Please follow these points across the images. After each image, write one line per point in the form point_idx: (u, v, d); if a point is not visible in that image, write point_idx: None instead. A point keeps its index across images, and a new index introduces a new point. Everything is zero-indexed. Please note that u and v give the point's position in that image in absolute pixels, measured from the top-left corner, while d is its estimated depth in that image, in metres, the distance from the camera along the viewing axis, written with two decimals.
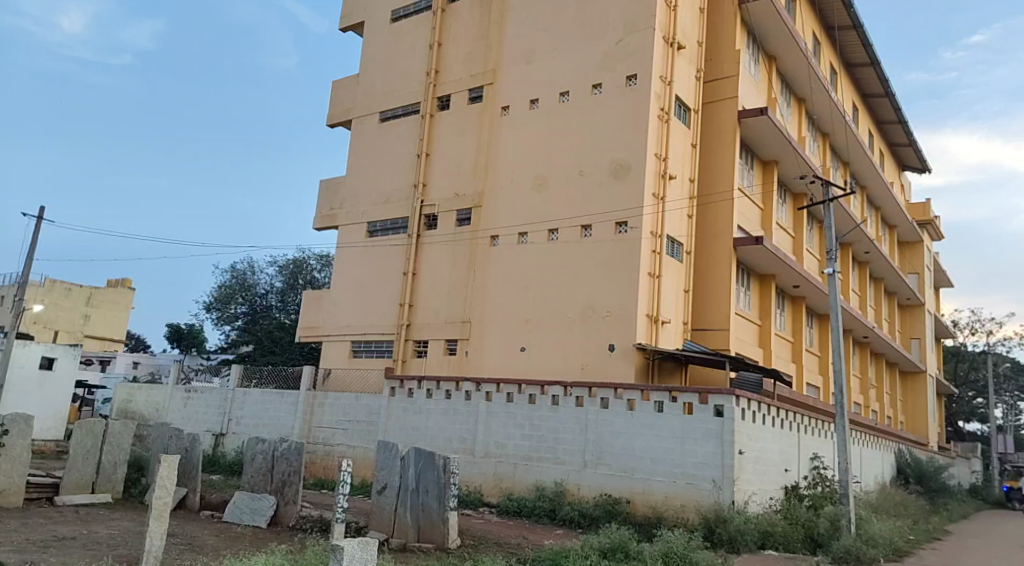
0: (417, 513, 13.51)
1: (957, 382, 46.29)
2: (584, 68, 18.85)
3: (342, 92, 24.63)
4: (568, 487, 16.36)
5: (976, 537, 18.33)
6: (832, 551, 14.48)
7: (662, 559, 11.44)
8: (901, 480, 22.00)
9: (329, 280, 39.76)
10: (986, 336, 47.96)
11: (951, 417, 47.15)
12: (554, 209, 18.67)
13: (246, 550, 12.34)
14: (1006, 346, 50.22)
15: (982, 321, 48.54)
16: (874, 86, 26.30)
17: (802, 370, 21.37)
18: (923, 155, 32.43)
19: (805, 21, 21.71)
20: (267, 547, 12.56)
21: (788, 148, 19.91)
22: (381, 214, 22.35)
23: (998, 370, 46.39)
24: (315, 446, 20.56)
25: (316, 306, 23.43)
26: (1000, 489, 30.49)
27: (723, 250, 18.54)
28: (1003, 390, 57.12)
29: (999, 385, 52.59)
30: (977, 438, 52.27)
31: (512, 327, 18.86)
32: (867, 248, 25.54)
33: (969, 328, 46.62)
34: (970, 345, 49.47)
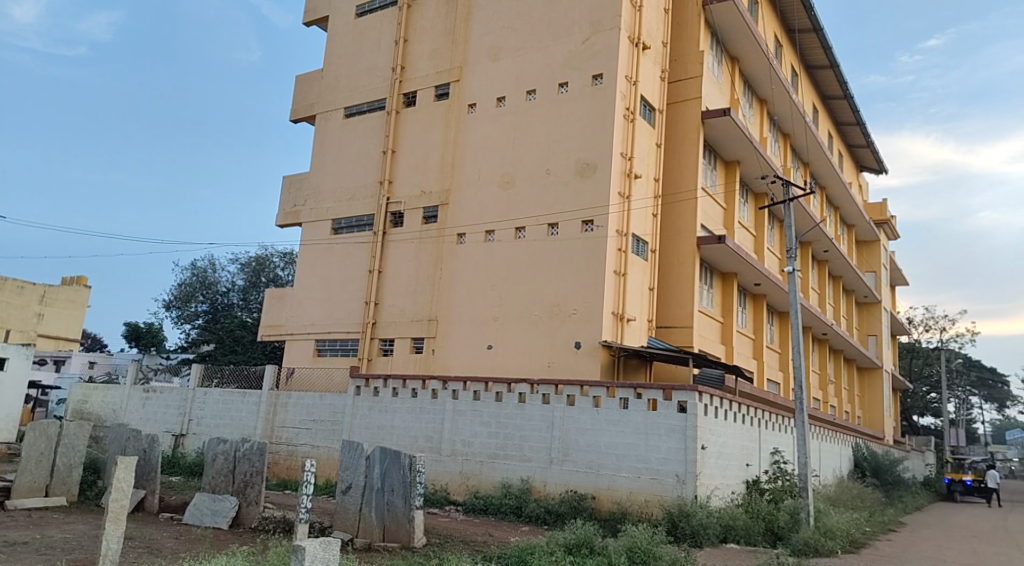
0: (383, 513, 13.43)
1: (911, 378, 47.49)
2: (550, 67, 18.91)
3: (306, 87, 24.34)
4: (534, 485, 16.43)
5: (929, 529, 18.85)
6: (792, 544, 14.81)
7: (626, 554, 11.55)
8: (858, 474, 22.54)
9: (292, 278, 39.21)
10: (939, 333, 49.30)
11: (906, 413, 48.38)
12: (520, 207, 18.71)
13: (207, 552, 12.15)
14: (958, 343, 51.67)
15: (936, 318, 49.87)
16: (833, 87, 26.87)
17: (763, 366, 21.74)
18: (880, 156, 33.22)
19: (767, 24, 22.07)
20: (228, 549, 12.39)
21: (750, 148, 20.23)
22: (346, 211, 22.16)
23: (951, 366, 47.73)
24: (278, 445, 20.32)
25: (279, 304, 23.13)
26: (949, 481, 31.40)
27: (687, 249, 18.77)
28: (955, 386, 58.73)
29: (951, 381, 54.14)
30: (930, 432, 53.72)
31: (479, 325, 18.85)
32: (826, 247, 26.07)
33: (923, 325, 47.86)
34: (925, 341, 50.83)
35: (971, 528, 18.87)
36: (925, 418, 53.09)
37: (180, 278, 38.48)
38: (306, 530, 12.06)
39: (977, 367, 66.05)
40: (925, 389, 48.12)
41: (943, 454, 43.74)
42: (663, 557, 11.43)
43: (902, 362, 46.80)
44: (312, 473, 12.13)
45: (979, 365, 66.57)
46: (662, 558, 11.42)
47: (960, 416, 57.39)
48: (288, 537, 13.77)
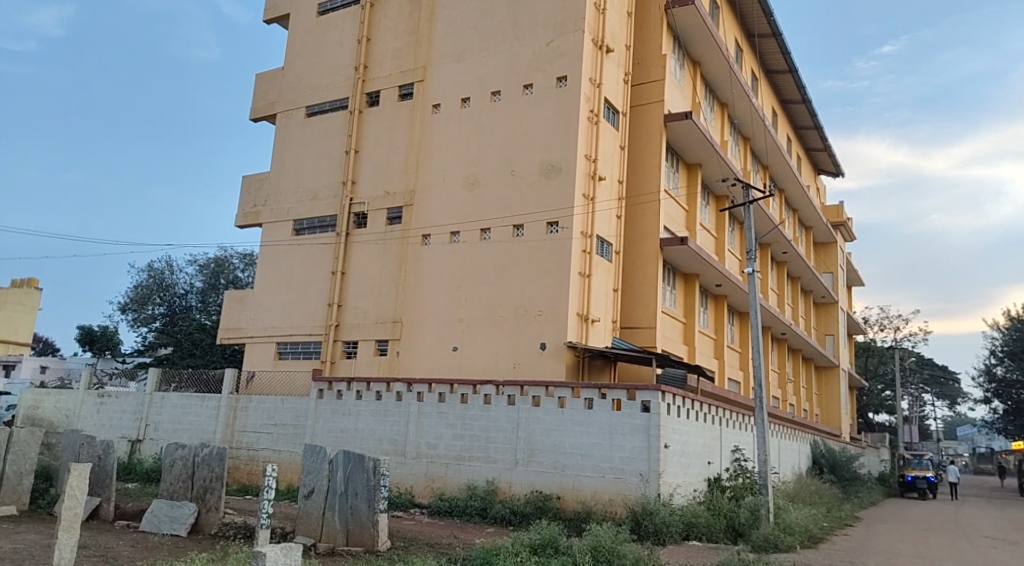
0: (346, 517, 13.30)
1: (867, 376, 48.82)
2: (514, 68, 18.93)
3: (266, 85, 23.96)
4: (499, 486, 16.43)
5: (884, 523, 19.37)
6: (753, 540, 15.08)
7: (590, 553, 11.60)
8: (817, 470, 23.03)
9: (252, 280, 38.51)
10: (894, 332, 50.57)
11: (862, 410, 49.63)
12: (485, 208, 18.70)
13: (164, 560, 11.88)
14: (911, 342, 53.11)
15: (891, 317, 51.17)
16: (792, 92, 27.40)
17: (724, 365, 22.05)
18: (837, 160, 34.00)
19: (728, 29, 22.40)
20: (186, 556, 12.13)
21: (711, 151, 20.53)
22: (307, 212, 21.88)
23: (905, 364, 49.07)
24: (238, 450, 19.99)
25: (239, 306, 22.73)
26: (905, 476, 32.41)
27: (651, 250, 18.95)
28: (910, 384, 60.33)
29: (905, 379, 55.63)
30: (885, 428, 55.20)
31: (444, 327, 18.77)
32: (785, 248, 26.57)
33: (879, 324, 49.10)
34: (880, 340, 52.15)
35: (923, 522, 19.44)
36: (880, 415, 54.58)
37: (136, 279, 37.57)
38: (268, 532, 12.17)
39: (931, 364, 68.07)
40: (881, 387, 49.44)
41: (897, 450, 45.00)
42: (627, 556, 11.50)
43: (858, 360, 48.09)
44: (273, 478, 12.32)
45: (931, 362, 68.62)
46: (625, 556, 11.49)
47: (914, 412, 59.01)
48: (248, 544, 13.51)
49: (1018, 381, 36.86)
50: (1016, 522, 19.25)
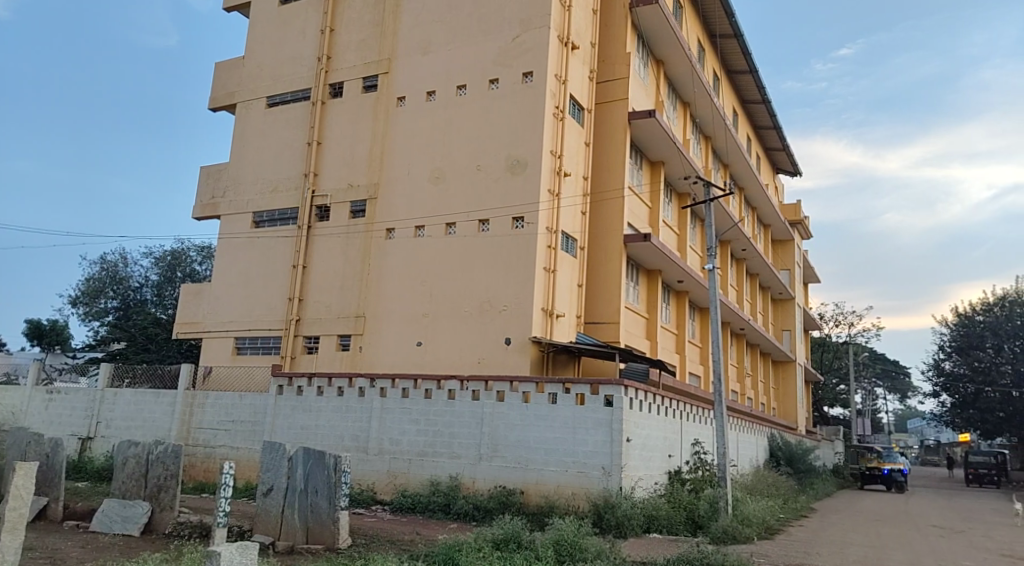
0: (306, 515, 13.09)
1: (821, 370, 50.20)
2: (480, 63, 18.91)
3: (225, 74, 23.48)
4: (462, 481, 16.39)
5: (837, 514, 19.91)
6: (711, 532, 15.34)
7: (553, 547, 11.62)
8: (773, 463, 23.53)
9: (210, 273, 37.62)
10: (848, 328, 51.90)
11: (816, 404, 50.90)
12: (450, 202, 18.63)
13: (115, 561, 11.55)
14: (864, 338, 54.56)
15: (845, 314, 52.50)
16: (752, 92, 27.95)
17: (685, 360, 22.38)
18: (795, 159, 34.77)
19: (690, 29, 22.74)
20: (139, 556, 11.80)
21: (673, 149, 20.80)
22: (268, 205, 21.53)
23: (858, 359, 50.44)
24: (194, 448, 19.56)
25: (196, 300, 22.23)
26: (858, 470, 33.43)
27: (615, 246, 19.12)
28: (863, 379, 62.04)
29: (858, 375, 57.16)
30: (839, 422, 56.72)
31: (409, 321, 18.65)
32: (744, 245, 27.10)
33: (833, 321, 50.36)
34: (834, 336, 53.47)
35: (875, 513, 20.03)
36: (833, 408, 56.03)
37: (88, 272, 36.51)
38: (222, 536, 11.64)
39: (882, 359, 70.11)
40: (835, 382, 50.78)
41: (849, 444, 46.28)
42: (589, 550, 11.55)
43: (813, 355, 49.32)
44: (231, 477, 11.97)
45: (881, 358, 70.71)
46: (587, 551, 11.54)
47: (867, 405, 60.73)
48: (204, 543, 13.18)
49: (965, 375, 38.62)
50: (962, 512, 19.95)
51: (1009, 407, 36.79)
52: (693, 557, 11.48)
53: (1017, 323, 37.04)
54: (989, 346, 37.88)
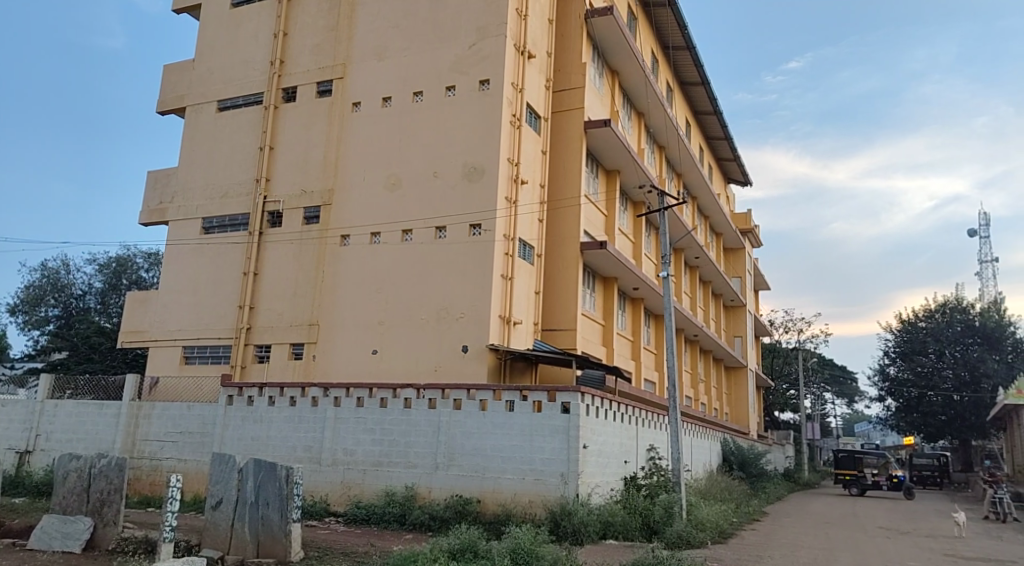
0: (257, 527, 12.75)
1: (772, 376, 51.43)
2: (436, 69, 18.85)
3: (174, 77, 22.95)
4: (418, 491, 16.22)
5: (788, 517, 20.28)
6: (666, 537, 15.47)
7: (509, 556, 11.45)
8: (726, 467, 23.89)
9: (157, 281, 36.72)
10: (798, 334, 53.02)
11: (768, 409, 51.99)
12: (407, 208, 18.50)
13: None
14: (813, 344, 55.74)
15: (795, 321, 53.63)
16: (704, 104, 28.51)
17: (641, 366, 22.59)
18: (745, 169, 35.56)
19: (644, 39, 23.10)
20: None
21: (628, 157, 21.03)
22: (218, 210, 21.08)
23: (808, 365, 51.52)
24: (140, 461, 19.03)
25: (142, 308, 21.61)
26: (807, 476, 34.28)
27: (571, 254, 19.21)
28: (813, 385, 63.25)
29: (807, 381, 58.44)
30: (789, 426, 58.14)
31: (364, 329, 18.40)
32: (697, 253, 27.55)
33: (784, 327, 51.48)
34: (784, 342, 54.62)
35: (824, 515, 20.49)
36: (784, 413, 57.35)
37: (28, 279, 35.35)
38: (170, 547, 12.10)
39: (830, 366, 72.12)
40: (786, 387, 51.99)
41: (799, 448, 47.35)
42: (545, 558, 11.48)
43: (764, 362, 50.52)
44: (177, 489, 11.92)
45: (831, 364, 72.68)
46: (544, 558, 11.46)
47: (816, 409, 62.26)
48: (149, 558, 12.70)
49: (908, 380, 39.65)
50: (907, 513, 20.50)
51: (949, 410, 37.99)
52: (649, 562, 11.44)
53: (957, 329, 39.16)
54: (931, 351, 39.29)
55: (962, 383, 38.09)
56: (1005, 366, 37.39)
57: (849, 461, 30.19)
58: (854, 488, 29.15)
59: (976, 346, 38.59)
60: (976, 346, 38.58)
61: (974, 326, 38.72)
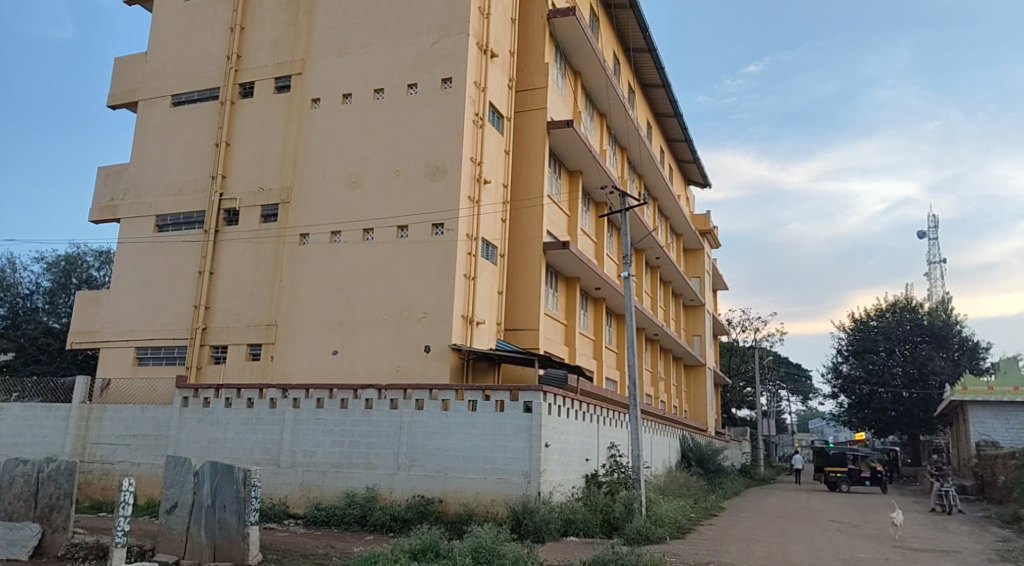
0: (213, 531, 12.46)
1: (729, 374, 52.46)
2: (398, 67, 18.69)
3: (126, 70, 22.32)
4: (379, 492, 16.07)
5: (744, 513, 20.69)
6: (626, 533, 15.63)
7: (471, 555, 11.46)
8: (685, 464, 24.27)
9: (109, 280, 35.84)
10: (754, 333, 54.07)
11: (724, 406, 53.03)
12: (368, 207, 18.30)
13: None
14: (768, 342, 56.85)
15: (751, 320, 54.68)
16: (665, 106, 28.85)
17: (602, 365, 22.78)
18: (704, 171, 36.10)
19: (606, 41, 23.27)
20: None
21: (590, 158, 21.16)
22: (172, 208, 20.59)
23: (764, 363, 52.61)
24: (91, 464, 18.53)
25: (93, 308, 20.98)
26: (761, 473, 35.03)
27: (534, 254, 19.25)
28: (768, 382, 64.59)
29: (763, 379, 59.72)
30: (746, 423, 59.33)
31: (324, 330, 18.15)
32: (657, 254, 27.89)
33: (740, 326, 52.46)
34: (740, 341, 55.66)
35: (779, 510, 20.96)
36: (740, 410, 58.49)
37: None
38: (123, 552, 11.73)
39: (785, 364, 73.75)
40: (742, 385, 53.03)
41: (754, 444, 48.36)
42: (507, 556, 11.48)
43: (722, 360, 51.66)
44: (130, 492, 11.58)
45: (785, 362, 74.35)
46: (506, 557, 11.45)
47: (771, 406, 63.51)
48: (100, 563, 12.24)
49: (860, 378, 40.74)
50: (858, 507, 21.10)
51: (899, 406, 39.41)
52: (608, 558, 11.34)
53: (907, 328, 40.60)
54: (882, 350, 40.40)
55: (911, 380, 39.47)
56: (951, 364, 38.89)
57: (836, 458, 31.06)
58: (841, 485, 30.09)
59: (924, 345, 40.07)
60: (924, 345, 40.09)
61: (922, 326, 40.18)
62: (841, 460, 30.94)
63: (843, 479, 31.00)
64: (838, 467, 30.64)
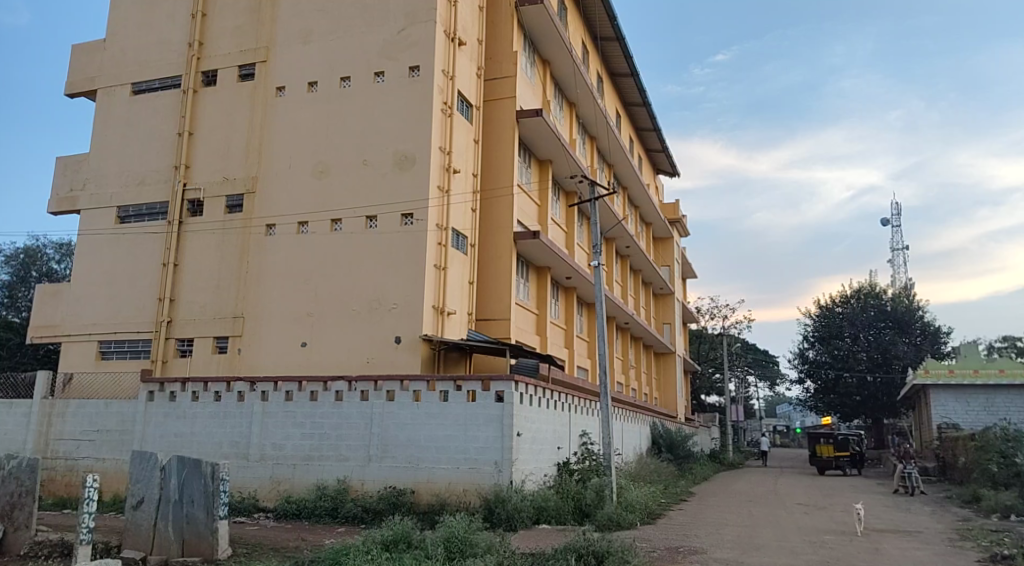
0: (181, 527, 12.27)
1: (699, 361, 53.09)
2: (364, 54, 18.43)
3: (83, 57, 21.72)
4: (350, 484, 15.97)
5: (714, 497, 20.96)
6: (598, 520, 15.74)
7: (443, 544, 11.46)
8: (656, 450, 24.51)
9: (69, 273, 35.07)
10: (723, 320, 54.62)
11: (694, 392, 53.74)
12: (335, 197, 18.09)
13: None
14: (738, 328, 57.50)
15: (720, 306, 55.25)
16: (634, 95, 28.93)
17: (573, 354, 22.88)
18: (673, 160, 36.33)
19: (575, 30, 23.23)
20: None
21: (559, 147, 21.14)
22: (134, 198, 20.15)
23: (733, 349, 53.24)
24: (54, 461, 18.17)
25: (53, 302, 20.49)
26: (730, 457, 35.50)
27: (504, 243, 19.22)
28: (738, 367, 65.39)
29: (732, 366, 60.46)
30: (714, 409, 60.13)
31: (292, 322, 17.94)
32: (627, 242, 28.03)
33: (710, 313, 52.97)
34: (710, 328, 56.21)
35: (747, 493, 21.29)
36: (710, 396, 59.19)
37: None
38: (88, 549, 11.48)
39: (753, 349, 74.74)
40: (711, 371, 53.67)
41: (723, 429, 49.03)
42: (479, 546, 11.47)
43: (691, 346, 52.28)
44: (95, 488, 11.32)
45: (754, 348, 75.36)
46: (478, 546, 11.45)
47: (740, 391, 64.41)
48: (64, 561, 12.00)
49: (827, 362, 41.51)
50: (824, 490, 21.52)
51: (864, 391, 39.83)
52: (579, 545, 11.26)
53: (871, 314, 41.26)
54: (847, 336, 41.18)
55: (875, 364, 40.25)
56: (913, 349, 39.88)
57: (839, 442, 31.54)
58: (846, 469, 30.61)
59: (887, 330, 40.89)
60: (888, 330, 40.85)
61: (886, 311, 40.97)
62: (845, 444, 31.36)
63: (845, 462, 31.51)
64: (843, 451, 31.14)
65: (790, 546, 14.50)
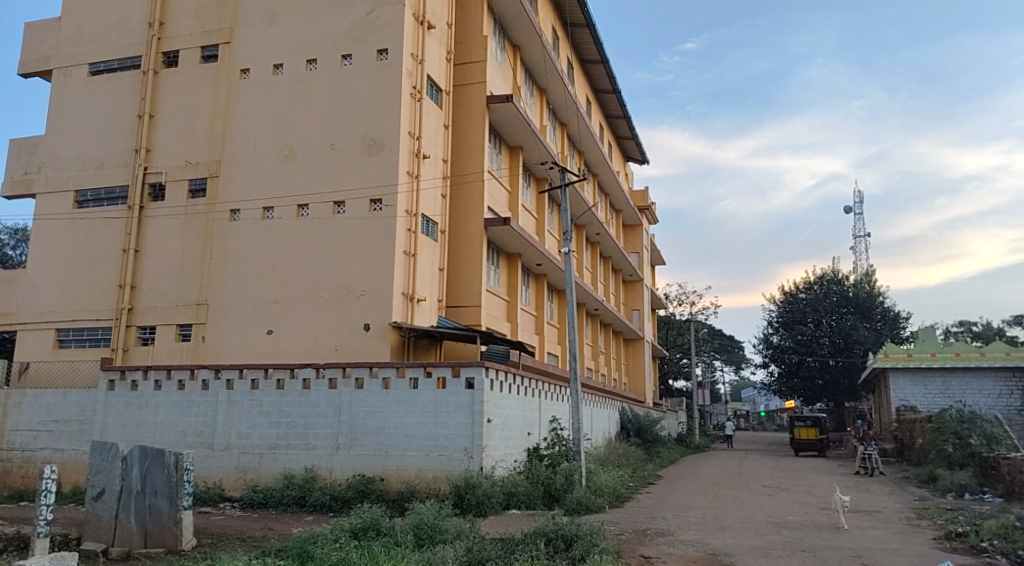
0: (144, 518, 12.01)
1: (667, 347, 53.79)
2: (331, 36, 18.10)
3: (37, 36, 20.97)
4: (318, 473, 15.81)
5: (680, 480, 21.26)
6: (567, 504, 15.83)
7: (413, 531, 11.43)
8: (624, 435, 24.75)
9: (23, 260, 34.01)
10: (691, 307, 55.36)
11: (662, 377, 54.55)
12: (302, 182, 17.79)
13: None
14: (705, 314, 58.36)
15: (687, 294, 55.93)
16: (604, 82, 28.95)
17: (543, 340, 22.95)
18: (642, 148, 36.50)
19: (545, 15, 23.12)
20: None
21: (529, 133, 21.06)
22: (92, 182, 19.58)
23: (700, 335, 53.99)
24: (11, 453, 17.66)
25: (7, 289, 19.84)
26: (694, 442, 36.02)
27: (474, 229, 19.13)
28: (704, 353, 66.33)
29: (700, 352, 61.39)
30: (682, 394, 61.02)
31: (259, 309, 17.64)
32: (597, 229, 28.12)
33: (677, 300, 53.62)
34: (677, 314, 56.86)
35: (713, 476, 21.63)
36: (678, 382, 59.94)
37: None
38: (46, 543, 11.15)
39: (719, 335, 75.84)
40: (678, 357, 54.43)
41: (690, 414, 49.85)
42: (449, 532, 11.45)
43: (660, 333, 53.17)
44: (53, 480, 10.95)
45: (720, 334, 76.49)
46: (447, 532, 11.44)
47: (705, 377, 65.43)
48: (21, 555, 11.67)
49: (790, 347, 42.20)
50: (788, 472, 21.96)
51: (826, 374, 41.09)
52: (548, 529, 11.30)
53: (833, 300, 42.21)
54: (810, 321, 42.03)
55: (837, 349, 41.19)
56: (874, 333, 40.89)
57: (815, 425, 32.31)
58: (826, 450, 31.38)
59: (849, 315, 41.84)
60: (850, 315, 41.80)
61: (849, 297, 41.96)
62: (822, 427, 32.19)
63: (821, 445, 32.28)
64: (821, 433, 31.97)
65: (754, 528, 14.77)
